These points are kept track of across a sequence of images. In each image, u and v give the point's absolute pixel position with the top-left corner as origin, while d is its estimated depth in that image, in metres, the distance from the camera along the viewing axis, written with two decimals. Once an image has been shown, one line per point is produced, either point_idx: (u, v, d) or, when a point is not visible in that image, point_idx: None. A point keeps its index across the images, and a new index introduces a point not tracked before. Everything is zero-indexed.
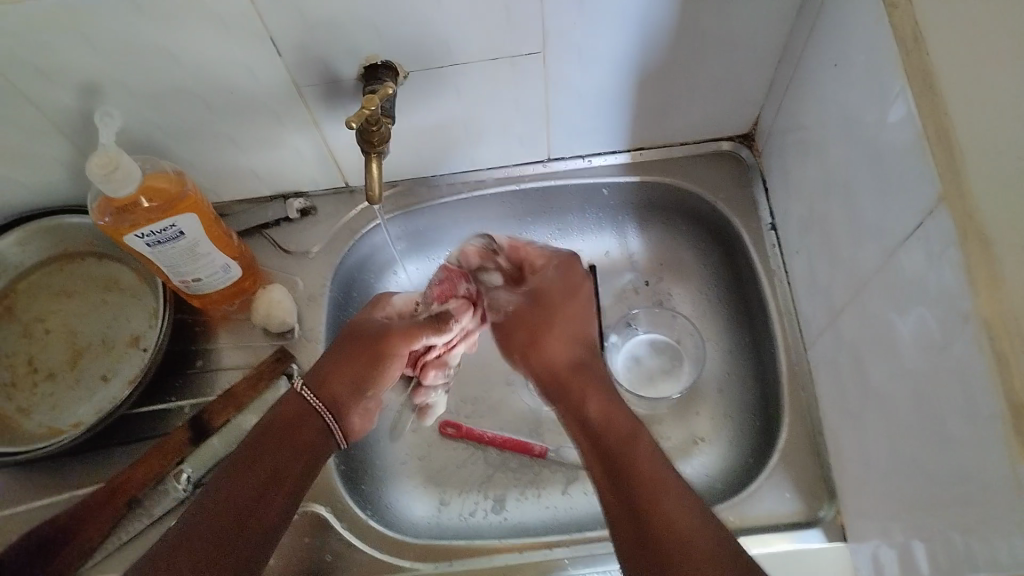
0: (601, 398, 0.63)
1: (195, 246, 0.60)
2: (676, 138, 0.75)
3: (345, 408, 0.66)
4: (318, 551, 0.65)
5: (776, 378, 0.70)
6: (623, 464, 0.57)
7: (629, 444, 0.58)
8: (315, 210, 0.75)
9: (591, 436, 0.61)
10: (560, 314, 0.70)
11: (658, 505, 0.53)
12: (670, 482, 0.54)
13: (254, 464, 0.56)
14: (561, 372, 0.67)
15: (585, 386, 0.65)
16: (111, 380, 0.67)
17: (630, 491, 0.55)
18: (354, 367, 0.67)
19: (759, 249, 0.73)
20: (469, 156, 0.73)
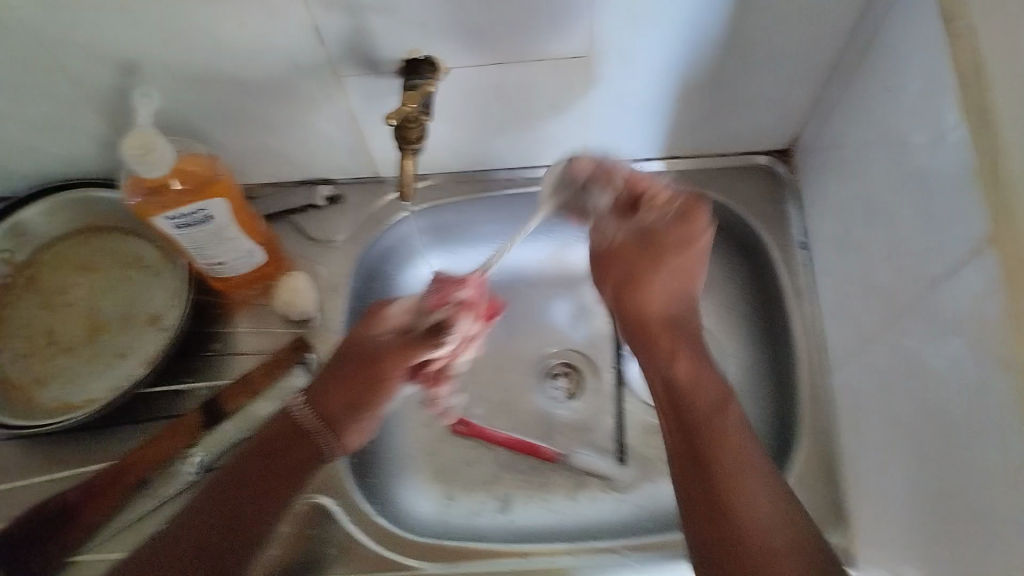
0: (691, 360, 0.60)
1: (222, 231, 0.59)
2: (712, 148, 0.75)
3: (342, 428, 0.64)
4: (323, 544, 0.65)
5: (796, 401, 0.69)
6: (700, 432, 0.56)
7: (710, 412, 0.57)
8: (343, 199, 0.74)
9: (669, 398, 0.59)
10: (664, 257, 0.61)
11: (723, 461, 0.54)
12: (750, 466, 0.53)
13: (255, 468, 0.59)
14: (652, 323, 0.62)
15: (675, 345, 0.61)
16: (128, 358, 0.66)
17: (693, 445, 0.56)
18: (349, 387, 0.65)
19: (788, 268, 0.72)
20: (502, 155, 0.72)
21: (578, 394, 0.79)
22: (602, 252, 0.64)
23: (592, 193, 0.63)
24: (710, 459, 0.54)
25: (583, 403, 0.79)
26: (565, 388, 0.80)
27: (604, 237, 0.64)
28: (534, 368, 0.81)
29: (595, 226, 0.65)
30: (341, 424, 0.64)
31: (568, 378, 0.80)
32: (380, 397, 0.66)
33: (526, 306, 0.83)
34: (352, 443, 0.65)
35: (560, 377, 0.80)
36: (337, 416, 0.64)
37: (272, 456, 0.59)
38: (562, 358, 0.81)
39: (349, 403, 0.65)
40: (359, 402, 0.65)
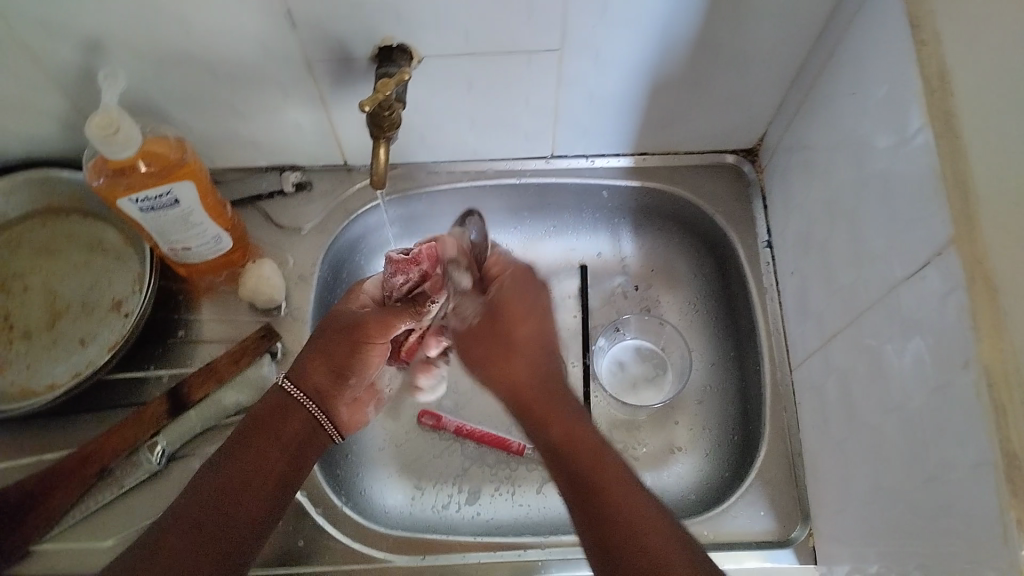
0: (566, 421, 0.59)
1: (189, 215, 0.58)
2: (681, 146, 0.76)
3: (334, 398, 0.63)
4: (292, 534, 0.64)
5: (759, 396, 0.70)
6: (589, 488, 0.54)
7: (597, 467, 0.55)
8: (311, 186, 0.74)
9: (552, 461, 0.58)
10: (512, 330, 0.64)
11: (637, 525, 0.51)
12: (643, 510, 0.52)
13: (255, 451, 0.56)
14: (525, 395, 0.62)
15: (550, 409, 0.60)
16: (89, 344, 0.65)
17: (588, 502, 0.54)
18: (335, 356, 0.62)
19: (753, 266, 0.73)
20: (472, 146, 0.72)
21: None
22: (463, 332, 0.67)
23: (445, 266, 0.65)
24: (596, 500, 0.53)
25: None
26: None
27: (466, 319, 0.66)
28: None
29: (452, 303, 0.67)
30: (336, 394, 0.63)
31: None
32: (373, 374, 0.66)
33: None
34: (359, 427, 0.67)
35: None
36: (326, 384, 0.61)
37: (263, 437, 0.57)
38: None
39: (337, 368, 0.62)
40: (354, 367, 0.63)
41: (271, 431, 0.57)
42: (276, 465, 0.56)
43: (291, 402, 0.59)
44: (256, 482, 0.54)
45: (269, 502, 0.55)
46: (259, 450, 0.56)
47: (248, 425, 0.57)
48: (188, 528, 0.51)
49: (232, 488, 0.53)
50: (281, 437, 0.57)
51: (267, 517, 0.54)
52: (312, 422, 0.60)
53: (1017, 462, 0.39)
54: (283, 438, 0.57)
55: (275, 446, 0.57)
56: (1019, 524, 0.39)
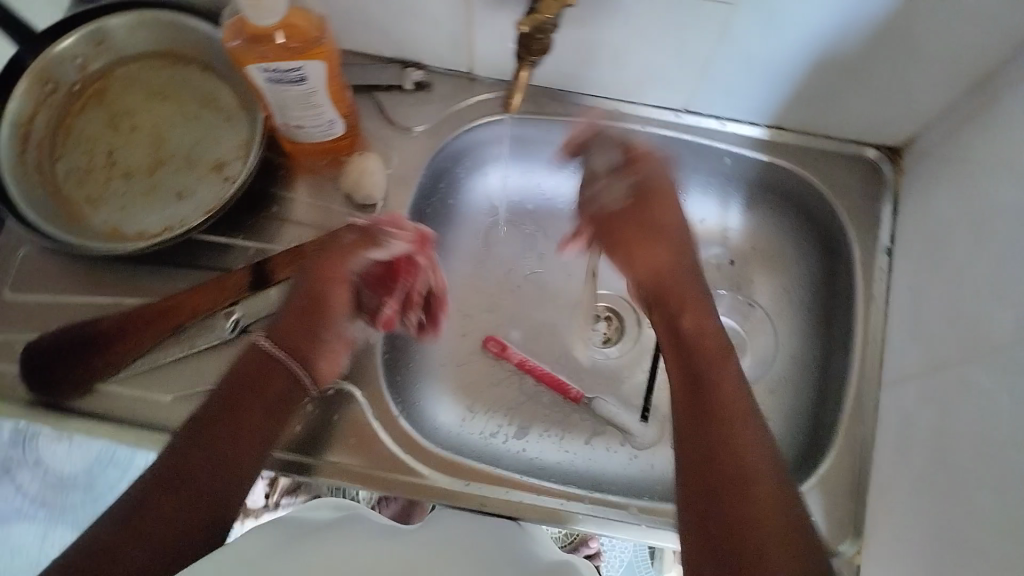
0: (698, 314, 0.60)
1: (311, 96, 0.57)
2: (824, 126, 0.71)
3: (314, 349, 0.59)
4: (320, 425, 0.64)
5: (838, 403, 0.67)
6: (707, 385, 0.54)
7: (716, 358, 0.56)
8: (432, 87, 0.71)
9: (676, 344, 0.59)
10: (654, 223, 0.65)
11: (731, 429, 0.51)
12: (747, 423, 0.51)
13: (238, 411, 0.53)
14: (665, 279, 0.63)
15: (686, 301, 0.61)
16: (186, 199, 0.65)
17: (699, 413, 0.53)
18: (304, 312, 0.60)
19: (865, 269, 0.69)
20: (606, 80, 0.69)
21: (614, 340, 0.78)
22: (614, 214, 0.67)
23: (593, 148, 0.69)
24: (711, 402, 0.53)
25: (619, 349, 0.77)
26: (603, 333, 0.78)
27: (613, 196, 0.67)
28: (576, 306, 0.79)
29: (603, 180, 0.68)
30: (313, 346, 0.59)
31: (608, 324, 0.78)
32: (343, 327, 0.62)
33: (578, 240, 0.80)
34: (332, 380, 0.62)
35: (601, 321, 0.78)
36: (298, 332, 0.59)
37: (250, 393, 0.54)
38: (609, 303, 0.79)
39: (303, 326, 0.59)
40: (325, 317, 0.60)
41: (257, 387, 0.55)
42: (258, 423, 0.53)
43: (265, 355, 0.57)
44: (236, 443, 0.52)
45: (250, 459, 0.52)
46: (233, 405, 0.53)
47: (229, 381, 0.54)
48: (162, 498, 0.47)
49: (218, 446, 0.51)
50: (260, 391, 0.55)
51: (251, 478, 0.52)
52: (292, 380, 0.57)
53: None
54: (263, 393, 0.55)
55: (250, 401, 0.54)
56: None
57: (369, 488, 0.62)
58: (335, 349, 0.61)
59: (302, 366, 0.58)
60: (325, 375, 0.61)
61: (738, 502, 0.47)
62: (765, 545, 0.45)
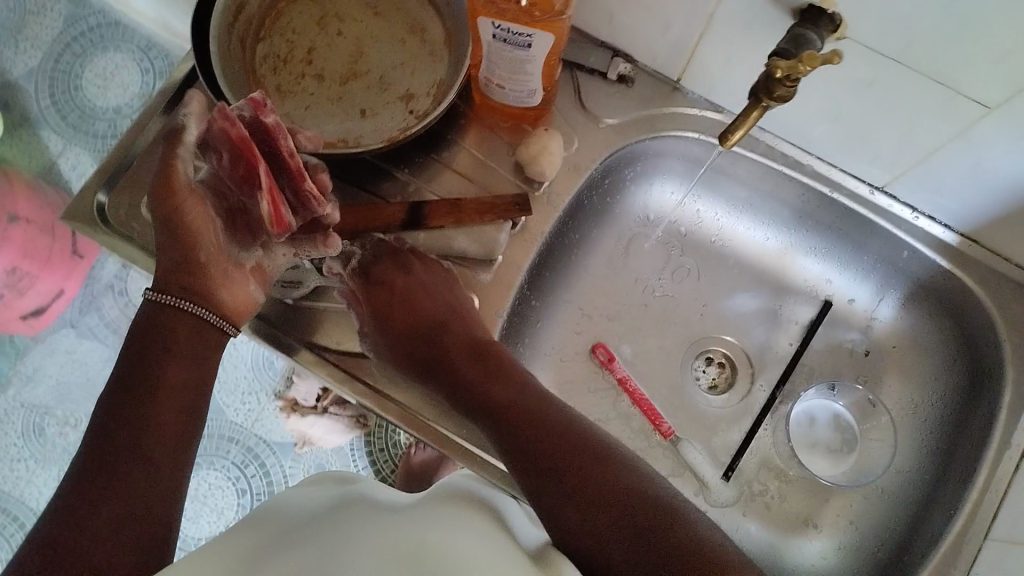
0: (452, 317, 0.64)
1: (526, 64, 0.55)
2: (1016, 253, 0.66)
3: (206, 274, 0.57)
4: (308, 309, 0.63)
5: (935, 536, 0.64)
6: (519, 436, 0.55)
7: (504, 398, 0.58)
8: (632, 84, 0.69)
9: (477, 403, 0.59)
10: (447, 324, 0.64)
11: (577, 463, 0.52)
12: (574, 440, 0.54)
13: (147, 379, 0.52)
14: (419, 303, 0.65)
15: (450, 325, 0.64)
16: (367, 119, 0.64)
17: (531, 458, 0.54)
18: (176, 245, 0.56)
19: (1011, 413, 0.65)
20: (811, 131, 0.66)
21: (719, 388, 0.75)
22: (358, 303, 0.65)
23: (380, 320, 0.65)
24: (558, 476, 0.52)
25: (723, 399, 0.75)
26: (711, 378, 0.75)
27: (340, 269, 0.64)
28: (696, 341, 0.76)
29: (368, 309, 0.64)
30: (202, 273, 0.57)
31: (719, 371, 0.75)
32: (219, 245, 0.57)
33: (721, 276, 0.77)
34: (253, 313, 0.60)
35: (713, 366, 0.75)
36: (183, 264, 0.56)
37: (160, 357, 0.53)
38: (728, 352, 0.76)
39: (179, 254, 0.56)
40: (195, 241, 0.56)
41: (167, 348, 0.54)
42: (175, 382, 0.53)
43: (165, 308, 0.55)
44: (156, 415, 0.51)
45: (183, 426, 0.53)
46: (157, 373, 0.53)
47: (135, 352, 0.54)
48: (107, 486, 0.48)
49: (128, 426, 0.50)
50: (172, 350, 0.54)
51: (179, 441, 0.52)
52: (197, 321, 0.56)
53: None
54: (176, 353, 0.54)
55: (169, 366, 0.53)
56: None
57: (405, 425, 0.62)
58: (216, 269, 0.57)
59: (203, 304, 0.56)
60: (233, 309, 0.58)
61: (644, 528, 0.48)
62: (684, 536, 0.48)
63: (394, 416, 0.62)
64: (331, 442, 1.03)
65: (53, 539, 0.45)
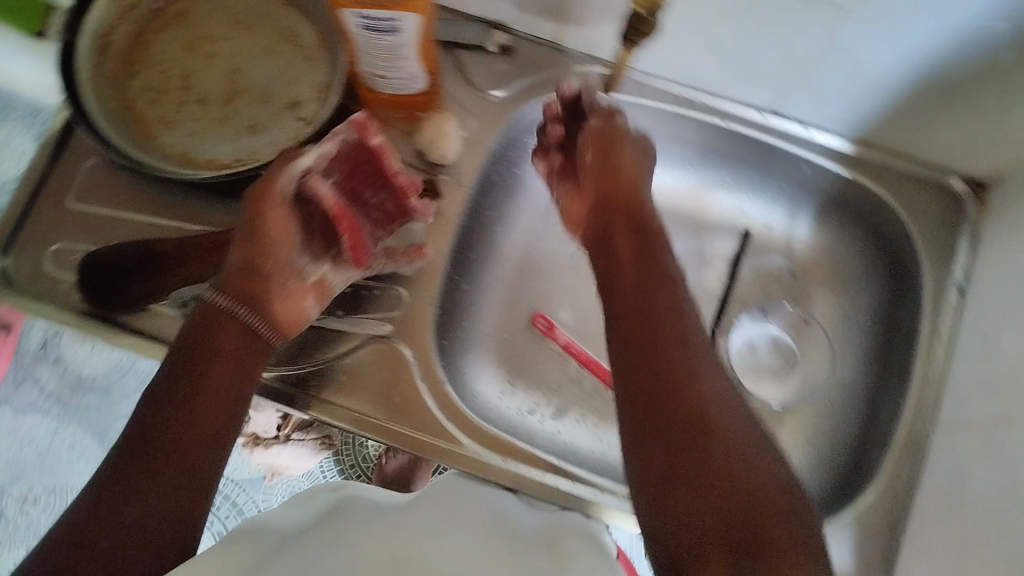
0: (633, 192, 0.63)
1: (399, 48, 0.55)
2: (910, 149, 0.69)
3: (262, 296, 0.57)
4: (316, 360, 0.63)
5: (887, 435, 0.66)
6: (641, 327, 0.53)
7: (647, 292, 0.55)
8: (514, 54, 0.69)
9: (638, 254, 0.59)
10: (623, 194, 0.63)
11: (677, 385, 0.49)
12: (700, 364, 0.51)
13: (192, 375, 0.51)
14: (617, 186, 0.63)
15: (614, 216, 0.62)
16: (259, 133, 0.64)
17: (640, 355, 0.52)
18: (247, 247, 0.57)
19: (934, 302, 0.67)
20: (694, 68, 0.67)
21: None
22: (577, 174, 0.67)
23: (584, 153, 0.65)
24: (665, 382, 0.50)
25: None
26: None
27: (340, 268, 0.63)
28: None
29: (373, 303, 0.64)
30: (259, 284, 0.57)
31: None
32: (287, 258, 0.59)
33: None
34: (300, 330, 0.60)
35: None
36: (246, 267, 0.57)
37: (208, 356, 0.52)
38: None
39: (246, 259, 0.57)
40: (268, 247, 0.58)
41: (216, 352, 0.52)
42: (219, 386, 0.51)
43: (220, 312, 0.54)
44: (196, 413, 0.49)
45: (224, 429, 0.51)
46: (202, 372, 0.51)
47: (183, 349, 0.52)
48: (135, 479, 0.46)
49: (172, 421, 0.48)
50: (221, 354, 0.52)
51: (221, 441, 0.50)
52: (249, 332, 0.55)
53: None
54: (223, 353, 0.53)
55: (215, 364, 0.52)
56: None
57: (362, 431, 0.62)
58: (278, 279, 0.58)
59: (255, 313, 0.56)
60: (288, 322, 0.59)
61: (716, 477, 0.46)
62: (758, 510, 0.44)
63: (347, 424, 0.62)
64: (301, 467, 1.03)
65: (77, 527, 0.44)
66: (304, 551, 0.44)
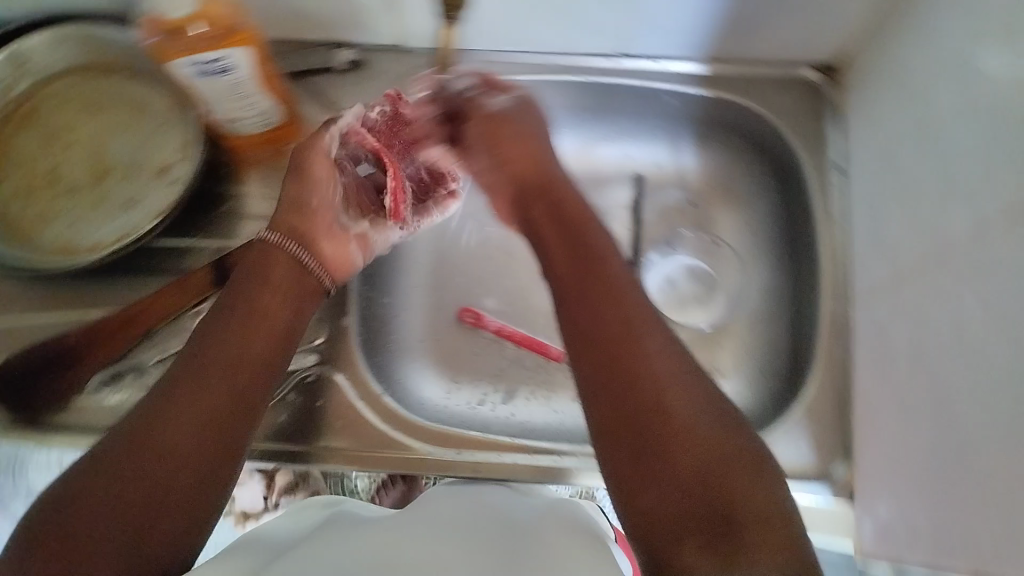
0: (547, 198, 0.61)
1: (238, 87, 0.56)
2: (758, 55, 0.72)
3: (315, 236, 0.62)
4: (298, 414, 0.62)
5: (812, 325, 0.68)
6: (585, 292, 0.52)
7: (587, 255, 0.54)
8: (366, 66, 0.71)
9: (567, 228, 0.57)
10: (546, 188, 0.61)
11: (619, 344, 0.48)
12: (645, 324, 0.49)
13: (209, 361, 0.48)
14: (527, 176, 0.63)
15: (543, 212, 0.60)
16: (136, 206, 0.63)
17: (585, 318, 0.50)
18: (297, 188, 0.61)
19: (820, 189, 0.70)
20: (538, 33, 0.69)
21: None
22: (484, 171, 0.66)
23: (485, 151, 0.65)
24: (609, 346, 0.48)
25: None
26: None
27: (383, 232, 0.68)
28: None
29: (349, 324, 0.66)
30: (309, 225, 0.61)
31: None
32: (334, 205, 0.63)
33: None
34: (345, 271, 0.65)
35: None
36: (296, 206, 0.61)
37: (234, 343, 0.50)
38: None
39: (296, 205, 0.61)
40: (314, 196, 0.61)
41: (243, 336, 0.51)
42: (246, 382, 0.49)
43: (271, 245, 0.58)
44: (213, 394, 0.47)
45: (244, 428, 0.47)
46: (220, 356, 0.49)
47: (209, 330, 0.51)
48: (149, 455, 0.43)
49: (194, 403, 0.46)
50: (242, 338, 0.51)
51: (241, 437, 0.47)
52: (297, 265, 0.59)
53: None
54: (247, 339, 0.51)
55: (234, 349, 0.50)
56: None
57: (319, 462, 0.61)
58: (326, 221, 0.62)
59: (303, 251, 0.60)
60: (335, 262, 0.63)
61: (662, 450, 0.43)
62: (712, 477, 0.41)
63: (301, 462, 0.61)
64: None
65: (55, 506, 0.40)
66: (311, 552, 0.45)
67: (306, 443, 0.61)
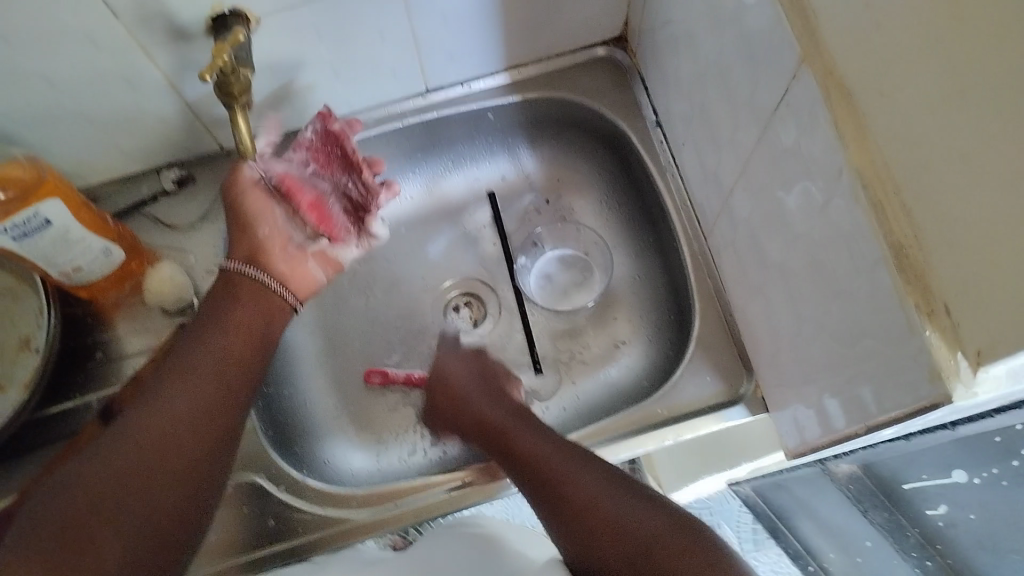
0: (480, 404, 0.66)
1: (68, 234, 0.57)
2: (549, 50, 0.76)
3: (266, 255, 0.63)
4: (260, 518, 0.62)
5: (682, 269, 0.71)
6: (521, 459, 0.58)
7: (507, 433, 0.61)
8: (194, 179, 0.72)
9: (495, 439, 0.62)
10: (472, 404, 0.66)
11: (569, 494, 0.52)
12: (586, 467, 0.54)
13: (186, 383, 0.52)
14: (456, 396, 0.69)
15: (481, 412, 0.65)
16: (9, 389, 0.61)
17: (534, 482, 0.55)
18: (243, 221, 0.62)
19: (647, 147, 0.74)
20: (344, 95, 0.72)
21: (481, 319, 0.80)
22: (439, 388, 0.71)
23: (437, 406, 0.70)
24: (560, 493, 0.53)
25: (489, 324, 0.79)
26: (469, 316, 0.80)
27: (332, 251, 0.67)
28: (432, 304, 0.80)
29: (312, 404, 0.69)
30: (263, 256, 0.62)
31: (470, 307, 0.80)
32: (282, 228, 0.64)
33: (407, 245, 0.82)
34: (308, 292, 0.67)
35: (463, 308, 0.80)
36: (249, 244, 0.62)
37: (210, 370, 0.54)
38: (460, 289, 0.81)
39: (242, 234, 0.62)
40: (255, 225, 0.62)
41: (220, 373, 0.54)
42: (221, 413, 0.53)
43: (231, 273, 0.61)
44: (192, 422, 0.51)
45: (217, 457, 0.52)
46: (197, 377, 0.53)
47: (181, 357, 0.54)
48: (133, 476, 0.47)
49: (176, 425, 0.50)
50: (219, 372, 0.54)
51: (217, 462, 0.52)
52: (262, 287, 0.61)
53: (905, 252, 0.37)
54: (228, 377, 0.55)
55: (204, 370, 0.54)
56: (917, 310, 0.37)
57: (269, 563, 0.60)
58: (279, 244, 0.63)
59: (261, 273, 0.62)
60: (292, 281, 0.65)
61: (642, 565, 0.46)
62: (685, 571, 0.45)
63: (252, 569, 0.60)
64: None
65: (45, 499, 0.44)
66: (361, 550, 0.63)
67: (281, 542, 0.61)
